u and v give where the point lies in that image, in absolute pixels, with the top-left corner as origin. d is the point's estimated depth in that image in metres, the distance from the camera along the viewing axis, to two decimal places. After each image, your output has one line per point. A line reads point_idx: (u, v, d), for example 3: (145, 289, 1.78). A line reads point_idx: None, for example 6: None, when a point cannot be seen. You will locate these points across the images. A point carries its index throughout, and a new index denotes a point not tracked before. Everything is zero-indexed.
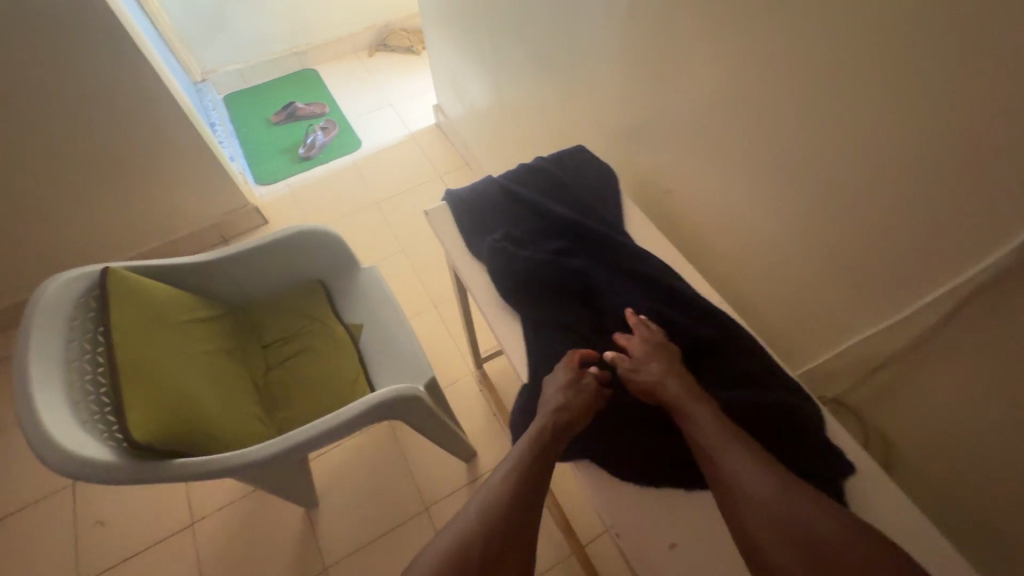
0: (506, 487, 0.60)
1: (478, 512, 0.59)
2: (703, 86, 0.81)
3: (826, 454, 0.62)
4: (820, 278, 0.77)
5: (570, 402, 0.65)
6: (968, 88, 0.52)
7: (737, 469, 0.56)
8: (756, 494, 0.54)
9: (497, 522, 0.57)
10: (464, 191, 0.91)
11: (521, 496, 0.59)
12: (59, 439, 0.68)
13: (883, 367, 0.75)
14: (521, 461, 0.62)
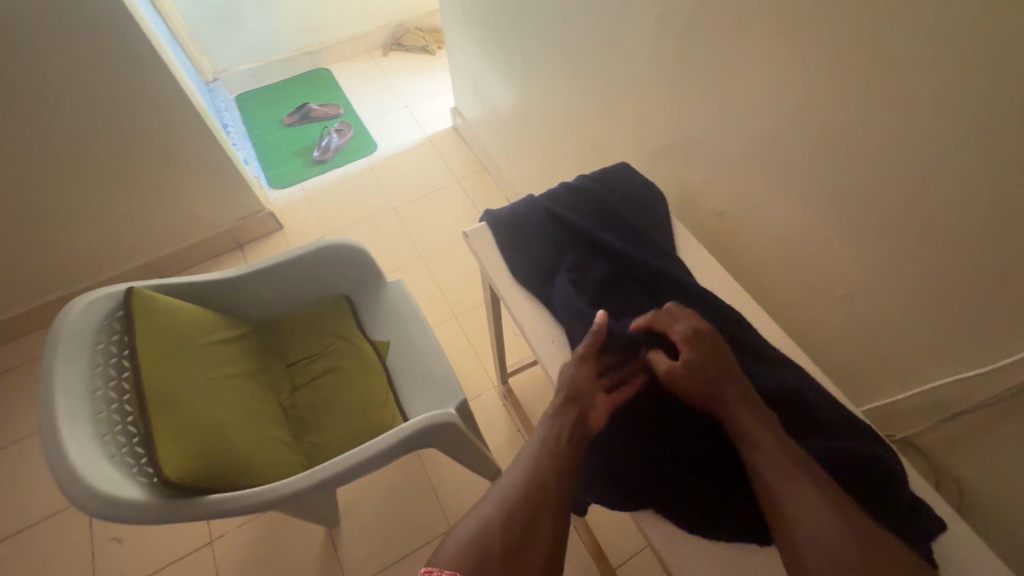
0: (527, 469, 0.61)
1: (499, 497, 0.59)
2: (762, 105, 0.77)
3: (906, 507, 0.59)
4: (884, 310, 0.74)
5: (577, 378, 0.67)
6: None
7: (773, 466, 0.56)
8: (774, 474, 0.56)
9: (519, 502, 0.58)
10: (504, 212, 0.86)
11: (542, 477, 0.60)
12: (89, 478, 0.64)
13: (961, 414, 0.69)
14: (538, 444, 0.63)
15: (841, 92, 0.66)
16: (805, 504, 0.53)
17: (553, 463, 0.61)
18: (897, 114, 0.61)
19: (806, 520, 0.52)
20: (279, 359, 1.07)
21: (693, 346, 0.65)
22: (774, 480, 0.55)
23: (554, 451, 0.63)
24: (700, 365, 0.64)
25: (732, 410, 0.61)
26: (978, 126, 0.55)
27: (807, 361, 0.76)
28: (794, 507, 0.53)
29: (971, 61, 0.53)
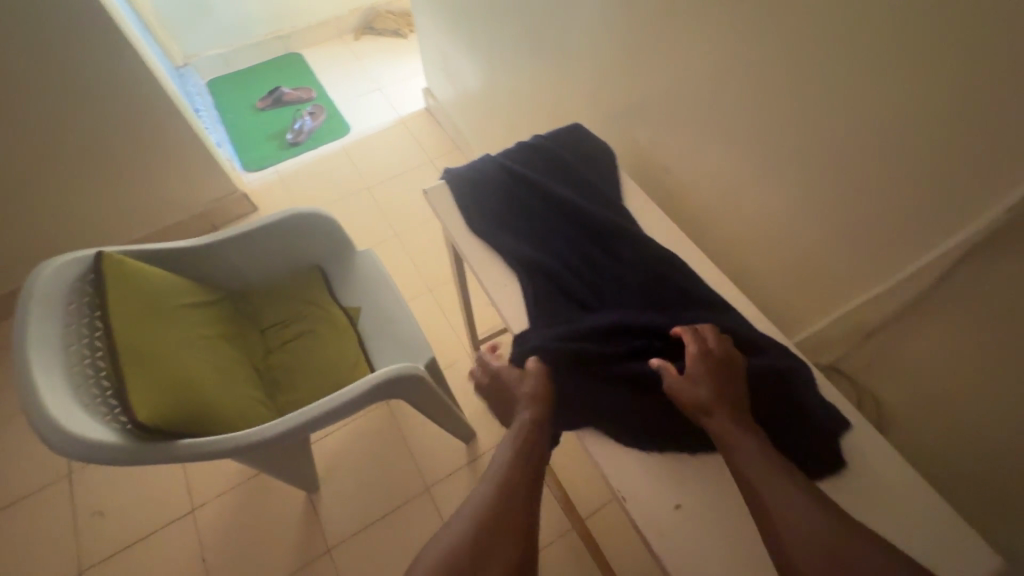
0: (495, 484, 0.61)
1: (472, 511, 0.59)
2: (700, 62, 0.81)
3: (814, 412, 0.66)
4: (813, 251, 0.79)
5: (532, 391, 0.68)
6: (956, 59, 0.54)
7: (769, 482, 0.55)
8: (771, 495, 0.54)
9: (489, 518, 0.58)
10: (462, 170, 0.90)
11: (511, 491, 0.60)
12: (64, 422, 0.67)
13: (876, 331, 0.76)
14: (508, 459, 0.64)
15: (765, 44, 0.70)
16: (784, 500, 0.54)
17: (523, 464, 0.63)
18: (813, 59, 0.66)
19: (786, 513, 0.53)
20: (252, 325, 1.10)
21: (698, 361, 0.65)
22: (754, 480, 0.56)
23: (516, 452, 0.64)
24: (697, 379, 0.64)
25: (718, 419, 0.61)
26: (878, 66, 0.60)
27: (745, 298, 0.81)
28: (774, 502, 0.54)
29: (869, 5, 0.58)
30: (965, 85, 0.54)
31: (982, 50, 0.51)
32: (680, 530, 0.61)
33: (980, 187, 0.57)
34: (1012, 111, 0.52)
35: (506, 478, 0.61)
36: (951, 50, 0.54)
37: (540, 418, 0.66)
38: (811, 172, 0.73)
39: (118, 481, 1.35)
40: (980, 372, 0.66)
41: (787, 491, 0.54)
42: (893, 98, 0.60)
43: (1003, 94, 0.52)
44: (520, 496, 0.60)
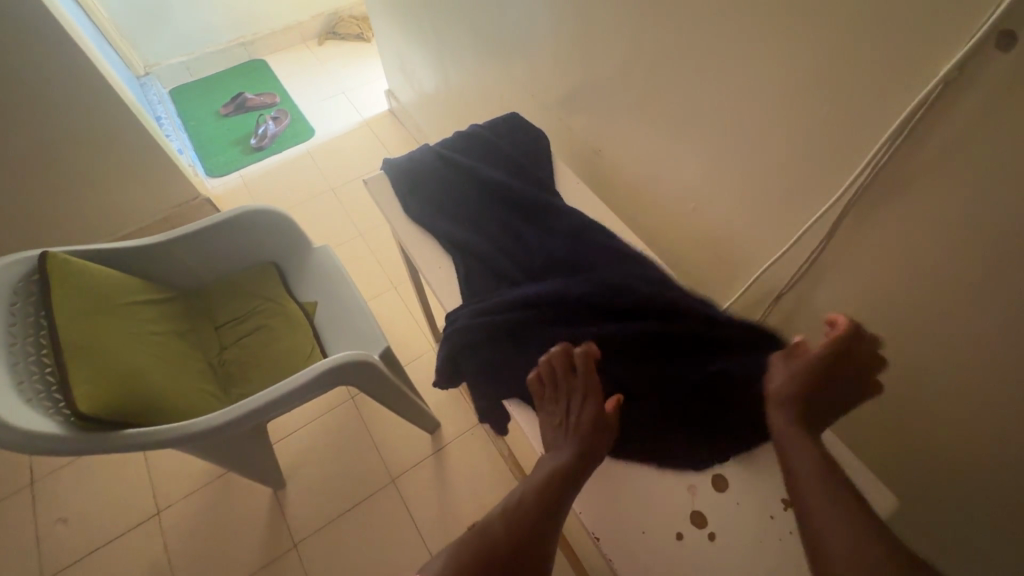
0: (528, 494, 0.59)
1: (497, 517, 0.58)
2: (621, 48, 0.85)
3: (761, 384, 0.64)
4: (729, 225, 0.83)
5: (584, 410, 0.63)
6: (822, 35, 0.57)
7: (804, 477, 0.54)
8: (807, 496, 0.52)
9: (511, 529, 0.56)
10: (401, 160, 0.93)
11: (539, 503, 0.58)
12: (3, 414, 0.68)
13: (785, 293, 0.79)
14: (548, 468, 0.61)
15: (672, 28, 0.74)
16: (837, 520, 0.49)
17: (557, 479, 0.59)
18: (711, 40, 0.70)
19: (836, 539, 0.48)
20: (207, 322, 1.12)
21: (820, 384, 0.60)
22: (807, 492, 0.53)
23: (558, 467, 0.60)
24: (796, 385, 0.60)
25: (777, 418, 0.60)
26: (762, 45, 0.64)
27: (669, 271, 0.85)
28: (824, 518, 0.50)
29: None
30: (830, 55, 0.58)
31: (839, 23, 0.55)
32: (598, 487, 0.65)
33: (849, 150, 0.61)
34: (869, 79, 0.56)
35: (540, 490, 0.59)
36: (815, 25, 0.57)
37: (589, 444, 0.61)
38: (719, 148, 0.77)
39: (81, 487, 1.35)
40: (871, 326, 0.69)
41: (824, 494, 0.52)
42: (777, 73, 0.64)
43: (860, 63, 0.55)
44: (536, 527, 0.56)
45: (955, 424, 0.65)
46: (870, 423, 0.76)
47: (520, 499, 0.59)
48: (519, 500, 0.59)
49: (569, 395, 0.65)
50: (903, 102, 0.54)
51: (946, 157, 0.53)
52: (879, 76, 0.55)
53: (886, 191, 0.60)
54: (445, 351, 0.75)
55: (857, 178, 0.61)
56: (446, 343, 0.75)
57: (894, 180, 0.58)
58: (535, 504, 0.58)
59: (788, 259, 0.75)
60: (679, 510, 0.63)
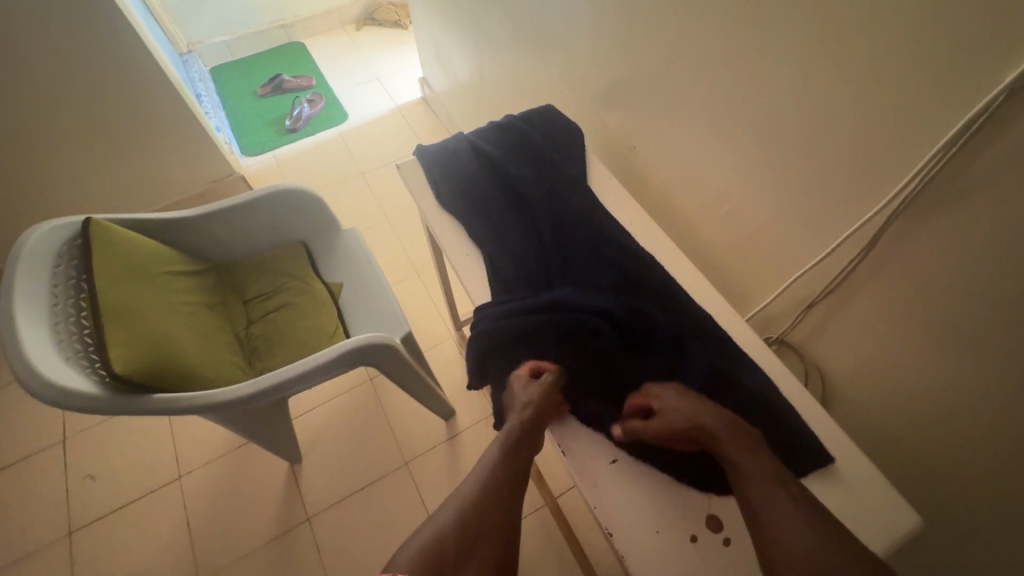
0: (484, 475, 0.63)
1: (456, 503, 0.61)
2: (661, 46, 0.84)
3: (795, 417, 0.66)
4: (762, 229, 0.81)
5: (534, 398, 0.67)
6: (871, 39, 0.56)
7: (758, 491, 0.55)
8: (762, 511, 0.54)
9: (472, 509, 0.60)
10: (433, 147, 0.94)
11: (498, 482, 0.63)
12: (45, 370, 0.71)
13: (817, 302, 0.77)
14: (504, 448, 0.65)
15: (716, 27, 0.73)
16: (780, 510, 0.53)
17: (506, 458, 0.65)
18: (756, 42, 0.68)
19: (786, 532, 0.52)
20: (237, 296, 1.15)
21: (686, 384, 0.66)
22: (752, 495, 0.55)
23: (506, 450, 0.65)
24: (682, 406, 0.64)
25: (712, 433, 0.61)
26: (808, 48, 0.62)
27: (697, 273, 0.83)
28: (772, 518, 0.53)
29: None
30: (885, 57, 0.55)
31: (897, 25, 0.53)
32: (614, 483, 0.65)
33: (896, 159, 0.59)
34: (925, 85, 0.53)
35: (494, 472, 0.63)
36: (871, 25, 0.55)
37: (537, 424, 0.66)
38: (759, 150, 0.75)
39: (109, 446, 1.40)
40: (907, 342, 0.67)
41: (775, 505, 0.54)
42: (827, 74, 0.61)
43: (918, 68, 0.53)
44: (497, 502, 0.61)
45: (989, 450, 0.62)
46: (897, 442, 0.74)
47: (475, 481, 0.63)
48: (476, 480, 0.63)
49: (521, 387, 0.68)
50: (957, 111, 0.52)
51: (1000, 169, 0.51)
52: (937, 83, 0.52)
53: (934, 204, 0.57)
54: (477, 344, 0.75)
55: (906, 187, 0.59)
56: (473, 341, 0.75)
57: (943, 191, 0.56)
58: (491, 483, 0.62)
59: (823, 268, 0.73)
60: (695, 514, 0.63)
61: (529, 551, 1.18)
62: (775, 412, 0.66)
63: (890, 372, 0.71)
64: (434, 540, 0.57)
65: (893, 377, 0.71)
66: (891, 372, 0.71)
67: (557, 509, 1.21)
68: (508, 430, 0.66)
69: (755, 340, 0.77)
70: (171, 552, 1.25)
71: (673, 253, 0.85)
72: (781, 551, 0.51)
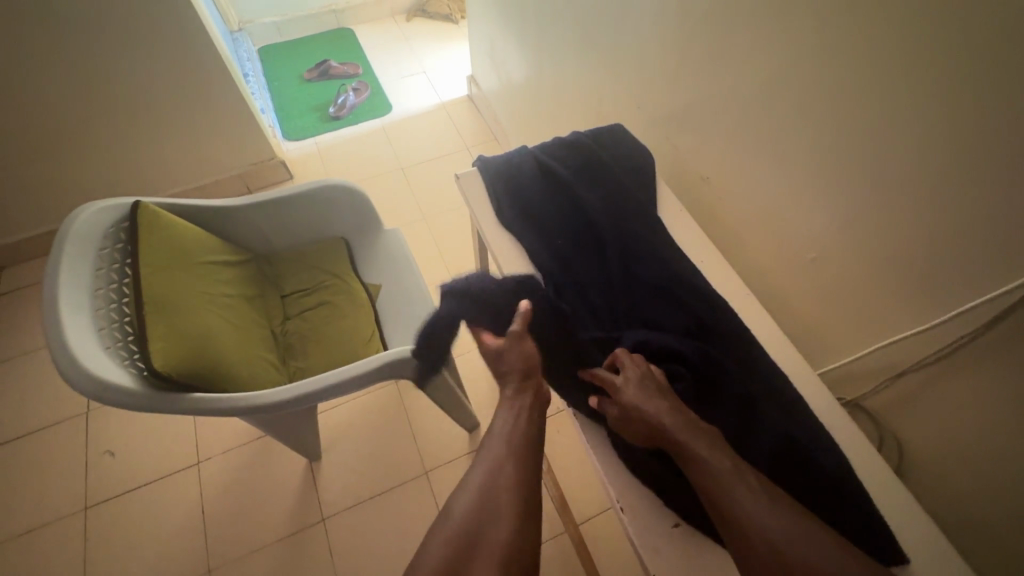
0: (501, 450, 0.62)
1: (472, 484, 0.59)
2: (755, 76, 0.79)
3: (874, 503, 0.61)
4: (847, 280, 0.76)
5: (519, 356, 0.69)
6: (1018, 99, 0.51)
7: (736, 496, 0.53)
8: (740, 515, 0.51)
9: (488, 490, 0.58)
10: (497, 160, 0.90)
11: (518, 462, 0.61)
12: (86, 361, 0.69)
13: (908, 371, 0.72)
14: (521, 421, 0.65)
15: (825, 64, 0.68)
16: (761, 513, 0.51)
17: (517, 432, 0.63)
18: (870, 88, 0.64)
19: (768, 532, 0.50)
20: (275, 290, 1.12)
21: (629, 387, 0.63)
22: (721, 497, 0.53)
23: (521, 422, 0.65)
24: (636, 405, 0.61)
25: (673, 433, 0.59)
26: (937, 100, 0.58)
27: (771, 320, 0.78)
28: (754, 521, 0.51)
29: (936, 35, 0.56)
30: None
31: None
32: (676, 550, 0.61)
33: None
34: None
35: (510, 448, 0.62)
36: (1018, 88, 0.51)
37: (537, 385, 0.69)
38: (863, 197, 0.69)
39: (131, 424, 1.39)
40: (1010, 425, 0.62)
41: (759, 506, 0.52)
42: (968, 127, 0.56)
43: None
44: (512, 476, 0.59)
45: None
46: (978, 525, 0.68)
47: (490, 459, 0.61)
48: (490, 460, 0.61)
49: (508, 357, 0.70)
50: None
51: None
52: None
53: None
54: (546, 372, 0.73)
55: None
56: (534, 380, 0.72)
57: None
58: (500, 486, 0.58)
59: (927, 336, 0.68)
60: None
61: None
62: (858, 490, 0.61)
63: (981, 453, 0.65)
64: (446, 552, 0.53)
65: (983, 457, 0.65)
66: (982, 452, 0.65)
67: (580, 540, 1.17)
68: (508, 429, 0.64)
69: (832, 400, 0.71)
70: (184, 538, 1.23)
71: (745, 297, 0.80)
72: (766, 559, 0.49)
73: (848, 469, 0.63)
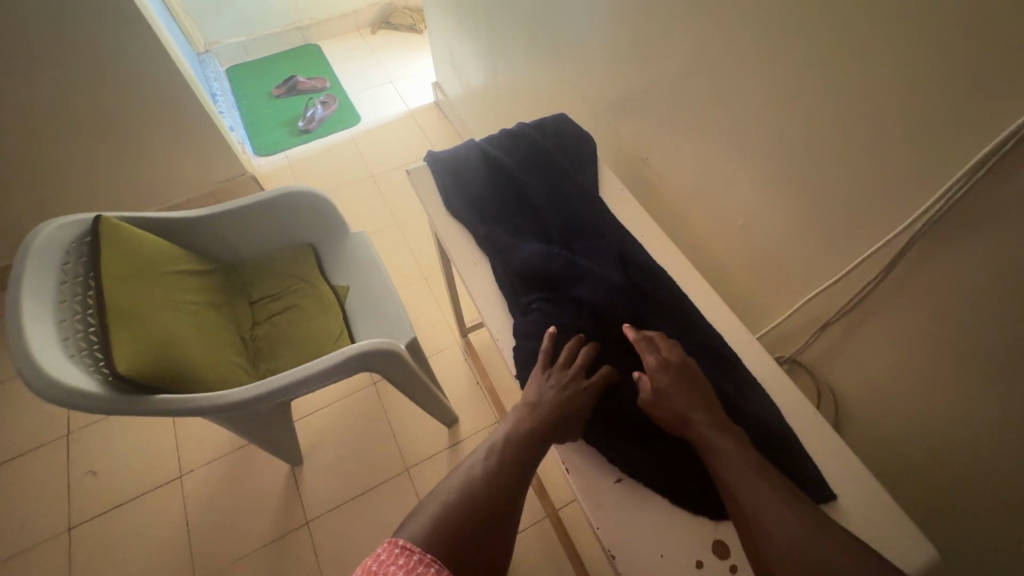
0: (518, 442, 0.65)
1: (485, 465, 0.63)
2: (679, 61, 0.83)
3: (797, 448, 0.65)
4: (777, 246, 0.80)
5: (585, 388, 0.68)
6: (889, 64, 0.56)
7: (755, 493, 0.57)
8: (755, 511, 0.56)
9: (499, 482, 0.62)
10: (445, 154, 0.94)
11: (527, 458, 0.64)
12: (50, 369, 0.71)
13: (832, 322, 0.76)
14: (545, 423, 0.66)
15: (735, 45, 0.73)
16: (767, 505, 0.55)
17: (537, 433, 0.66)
18: (773, 63, 0.69)
19: (771, 523, 0.54)
20: (244, 297, 1.15)
21: (661, 374, 0.66)
22: (737, 482, 0.58)
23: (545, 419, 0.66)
24: (667, 393, 0.65)
25: (694, 426, 0.63)
26: (826, 71, 0.63)
27: (709, 291, 0.82)
28: (761, 509, 0.55)
29: (820, 11, 0.61)
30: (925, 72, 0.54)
31: (937, 37, 0.51)
32: (617, 503, 0.65)
33: (932, 180, 0.57)
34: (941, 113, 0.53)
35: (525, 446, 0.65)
36: (888, 55, 0.56)
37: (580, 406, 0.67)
38: (781, 166, 0.74)
39: (112, 443, 1.40)
40: (925, 370, 0.66)
41: (773, 500, 0.56)
42: (858, 89, 0.60)
43: (958, 81, 0.51)
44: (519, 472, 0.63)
45: (1002, 481, 0.61)
46: (911, 467, 0.72)
47: (508, 446, 0.65)
48: (506, 446, 0.65)
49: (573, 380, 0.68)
50: (980, 142, 0.52)
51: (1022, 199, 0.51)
52: (982, 100, 0.50)
53: (960, 231, 0.57)
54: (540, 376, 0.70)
55: (930, 209, 0.58)
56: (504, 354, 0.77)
57: (967, 221, 0.56)
58: (490, 490, 0.61)
59: (843, 293, 0.72)
60: (703, 541, 0.63)
61: (529, 562, 1.16)
62: (779, 433, 0.66)
63: (902, 397, 0.70)
64: (440, 533, 0.57)
65: (904, 400, 0.70)
66: (903, 396, 0.70)
67: (559, 524, 1.20)
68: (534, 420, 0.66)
69: (767, 359, 0.76)
70: (169, 550, 1.24)
71: (685, 269, 0.84)
72: (770, 545, 0.53)
73: (774, 422, 0.67)
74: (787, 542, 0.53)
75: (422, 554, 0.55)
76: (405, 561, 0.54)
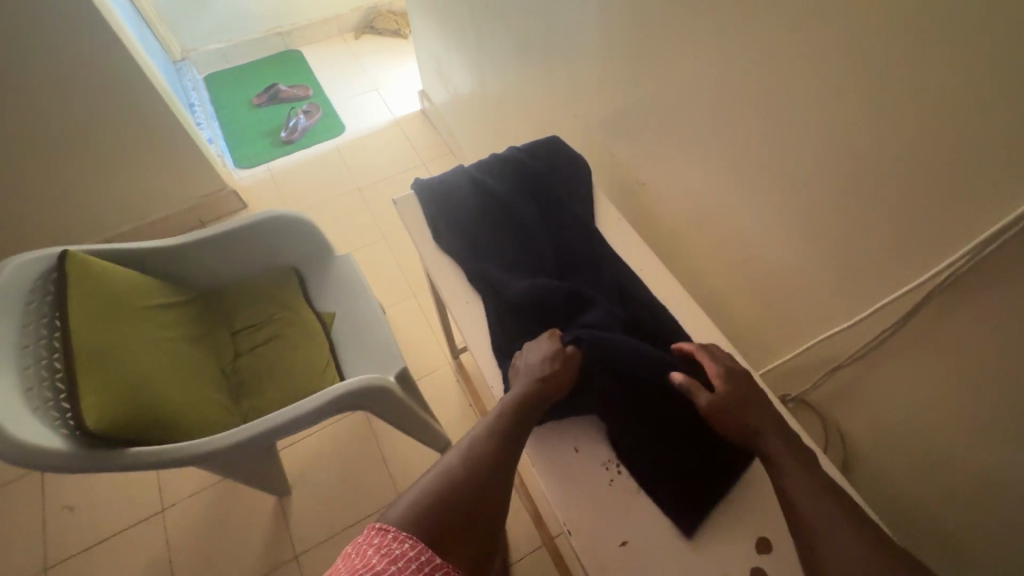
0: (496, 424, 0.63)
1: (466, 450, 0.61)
2: (677, 85, 0.80)
3: None
4: (781, 278, 0.77)
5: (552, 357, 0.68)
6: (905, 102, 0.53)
7: (816, 505, 0.54)
8: (817, 522, 0.52)
9: (480, 466, 0.59)
10: (433, 181, 0.90)
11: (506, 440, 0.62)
12: (10, 429, 0.66)
13: (842, 365, 0.73)
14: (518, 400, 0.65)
15: (737, 73, 0.69)
16: (828, 516, 0.53)
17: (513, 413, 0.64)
18: (778, 94, 0.65)
19: (833, 534, 0.51)
20: (224, 327, 1.09)
21: (725, 381, 0.65)
22: (800, 492, 0.55)
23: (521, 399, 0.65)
24: (731, 400, 0.64)
25: (766, 438, 0.61)
26: (835, 106, 0.59)
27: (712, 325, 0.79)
28: (822, 520, 0.52)
29: (828, 42, 0.57)
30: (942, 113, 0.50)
31: (958, 78, 0.48)
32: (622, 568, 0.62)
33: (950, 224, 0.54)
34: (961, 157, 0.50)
35: (504, 428, 0.63)
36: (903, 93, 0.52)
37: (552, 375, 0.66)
38: (786, 199, 0.70)
39: (90, 475, 1.34)
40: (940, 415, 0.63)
41: (835, 513, 0.53)
42: (869, 127, 0.57)
43: (980, 126, 0.48)
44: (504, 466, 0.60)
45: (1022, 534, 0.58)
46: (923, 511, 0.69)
47: (485, 429, 0.63)
48: (485, 431, 0.63)
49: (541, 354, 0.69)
50: (1003, 190, 0.48)
51: None
52: (1005, 147, 0.47)
53: (980, 279, 0.54)
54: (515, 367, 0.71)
55: (953, 262, 0.55)
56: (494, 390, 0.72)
57: (986, 267, 0.53)
58: (469, 474, 0.58)
59: (854, 332, 0.69)
60: None
61: None
62: None
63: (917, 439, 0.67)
64: (418, 516, 0.54)
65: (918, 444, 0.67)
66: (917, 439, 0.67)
67: (557, 554, 1.16)
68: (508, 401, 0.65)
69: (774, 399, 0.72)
70: None
71: (686, 301, 0.81)
72: (830, 557, 0.50)
73: None
74: (849, 551, 0.50)
75: (402, 534, 0.52)
76: (385, 542, 0.51)
